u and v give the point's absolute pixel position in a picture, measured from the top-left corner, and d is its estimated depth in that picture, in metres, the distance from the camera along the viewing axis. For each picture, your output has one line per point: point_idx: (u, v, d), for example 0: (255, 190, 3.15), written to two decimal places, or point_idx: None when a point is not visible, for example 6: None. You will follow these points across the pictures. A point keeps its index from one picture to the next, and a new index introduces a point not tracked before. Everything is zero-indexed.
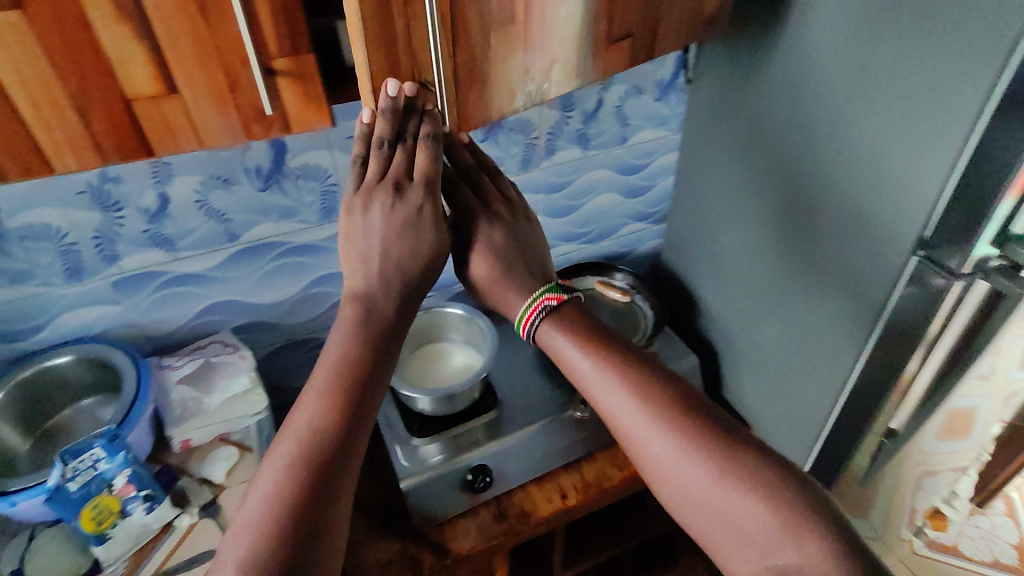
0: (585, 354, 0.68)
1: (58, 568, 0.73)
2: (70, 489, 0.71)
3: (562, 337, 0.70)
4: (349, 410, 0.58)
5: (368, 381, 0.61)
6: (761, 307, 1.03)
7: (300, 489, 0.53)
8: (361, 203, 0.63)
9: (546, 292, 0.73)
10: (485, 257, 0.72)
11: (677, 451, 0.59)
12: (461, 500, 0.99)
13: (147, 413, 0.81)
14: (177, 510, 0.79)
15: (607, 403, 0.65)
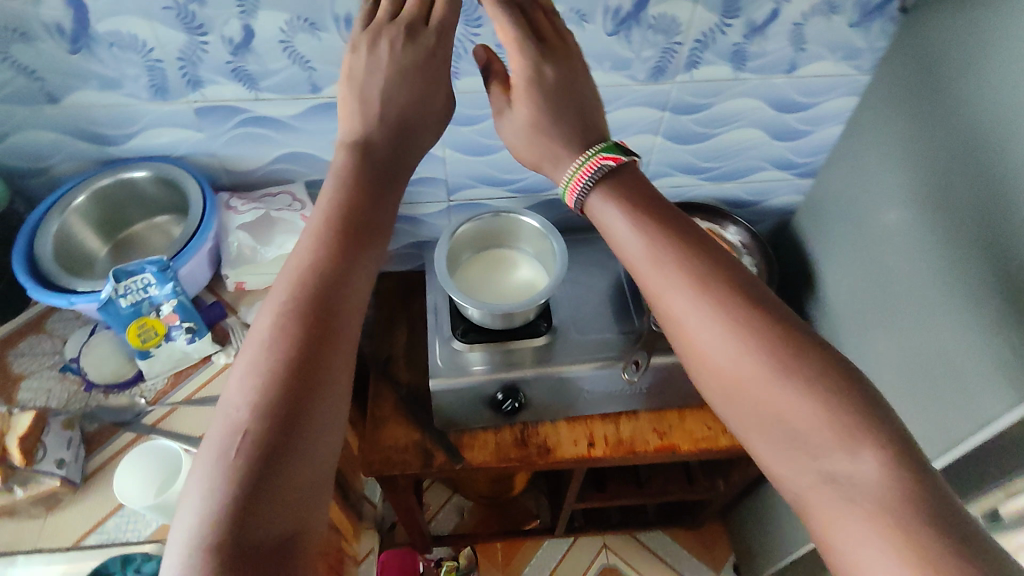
0: (641, 239, 0.54)
1: (107, 367, 0.81)
2: (120, 305, 0.74)
3: (610, 198, 0.56)
4: (334, 249, 0.51)
5: (370, 222, 0.54)
6: (896, 318, 0.84)
7: (293, 326, 0.46)
8: (368, 42, 0.59)
9: (599, 150, 0.58)
10: (525, 107, 0.62)
11: (735, 346, 0.48)
12: (488, 413, 1.00)
13: (204, 247, 0.82)
14: (216, 348, 0.84)
15: (659, 284, 0.52)
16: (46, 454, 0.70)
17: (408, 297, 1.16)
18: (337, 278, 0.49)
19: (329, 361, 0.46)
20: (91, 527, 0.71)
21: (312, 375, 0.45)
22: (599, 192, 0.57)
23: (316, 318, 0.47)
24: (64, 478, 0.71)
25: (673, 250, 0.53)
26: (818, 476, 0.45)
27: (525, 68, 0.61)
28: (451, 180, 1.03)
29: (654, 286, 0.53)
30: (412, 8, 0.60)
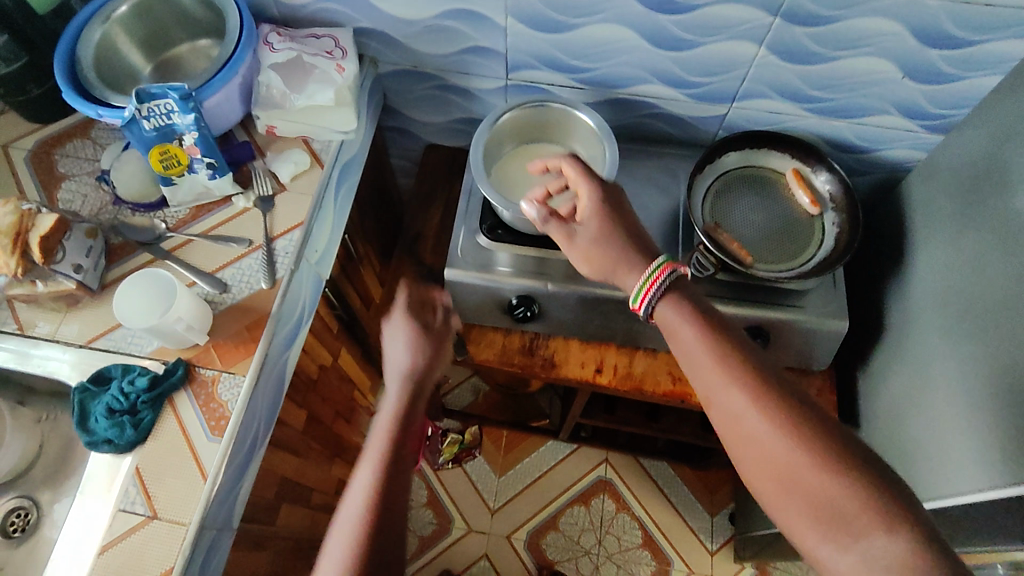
0: (701, 336, 0.63)
1: (135, 185, 0.83)
2: (144, 127, 0.74)
3: (676, 309, 0.66)
4: (397, 475, 0.65)
5: (406, 448, 0.69)
6: (995, 320, 0.72)
7: (371, 530, 0.61)
8: (394, 326, 0.82)
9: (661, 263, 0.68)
10: (594, 229, 0.71)
11: (777, 437, 0.56)
12: (500, 315, 0.97)
13: (234, 81, 0.79)
14: (236, 190, 0.84)
15: (713, 384, 0.61)
16: (64, 257, 0.73)
17: (451, 178, 1.11)
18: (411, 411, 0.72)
19: (393, 551, 0.61)
20: (102, 332, 0.76)
21: (402, 468, 0.67)
22: (665, 301, 0.66)
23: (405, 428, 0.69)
24: (80, 282, 0.75)
25: (726, 350, 0.62)
26: (854, 555, 0.51)
27: (601, 201, 0.72)
28: (511, 55, 0.92)
29: (708, 385, 0.61)
30: (439, 322, 0.85)
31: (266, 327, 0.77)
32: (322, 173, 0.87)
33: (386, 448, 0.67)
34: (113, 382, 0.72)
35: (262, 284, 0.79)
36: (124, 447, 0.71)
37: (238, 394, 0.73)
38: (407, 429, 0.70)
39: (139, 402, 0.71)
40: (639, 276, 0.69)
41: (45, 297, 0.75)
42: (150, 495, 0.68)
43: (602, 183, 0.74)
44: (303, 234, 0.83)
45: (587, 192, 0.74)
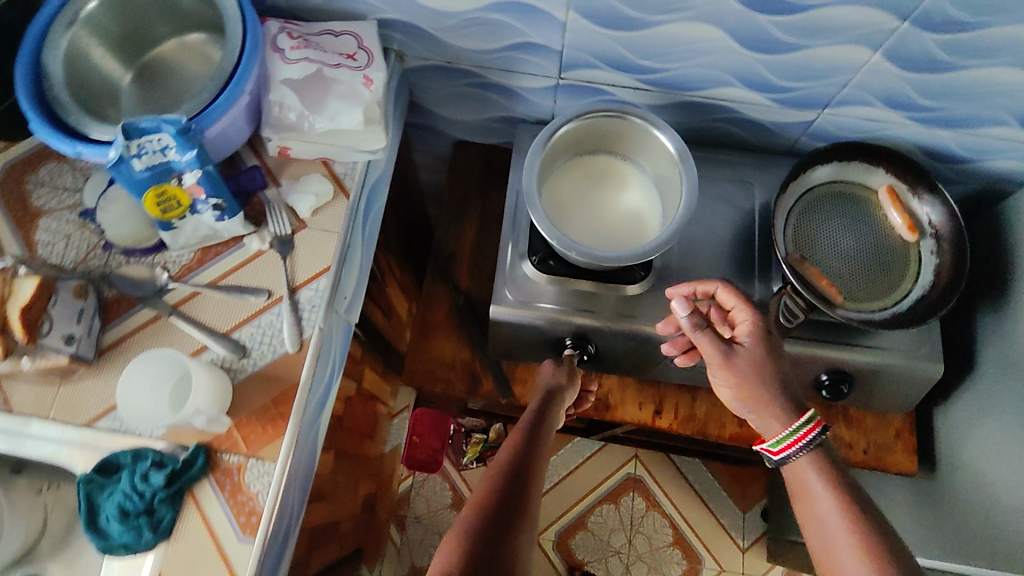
0: (838, 505, 0.62)
1: (126, 227, 0.69)
2: (135, 169, 0.60)
3: (815, 472, 0.65)
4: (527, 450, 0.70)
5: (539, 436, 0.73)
6: None
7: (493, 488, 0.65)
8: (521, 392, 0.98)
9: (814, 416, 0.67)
10: (752, 356, 0.69)
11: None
12: (550, 353, 0.87)
13: (240, 102, 0.64)
14: (248, 230, 0.71)
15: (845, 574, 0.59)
16: (52, 329, 0.61)
17: (485, 184, 0.98)
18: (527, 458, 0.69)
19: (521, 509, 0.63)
20: (105, 409, 0.66)
21: (539, 438, 0.73)
22: (809, 458, 0.66)
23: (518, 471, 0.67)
24: (73, 355, 0.63)
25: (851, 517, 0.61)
26: None
27: (762, 332, 0.70)
28: (566, 53, 0.76)
29: (838, 562, 0.60)
30: None
31: (296, 401, 0.66)
32: (348, 205, 0.73)
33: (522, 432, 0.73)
34: (123, 473, 0.63)
35: (288, 347, 0.68)
36: (142, 550, 0.61)
37: (268, 483, 0.64)
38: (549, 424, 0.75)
39: (156, 499, 0.62)
40: (783, 424, 0.68)
41: (31, 373, 0.63)
42: None
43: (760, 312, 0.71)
44: (331, 283, 0.71)
45: (745, 319, 0.71)
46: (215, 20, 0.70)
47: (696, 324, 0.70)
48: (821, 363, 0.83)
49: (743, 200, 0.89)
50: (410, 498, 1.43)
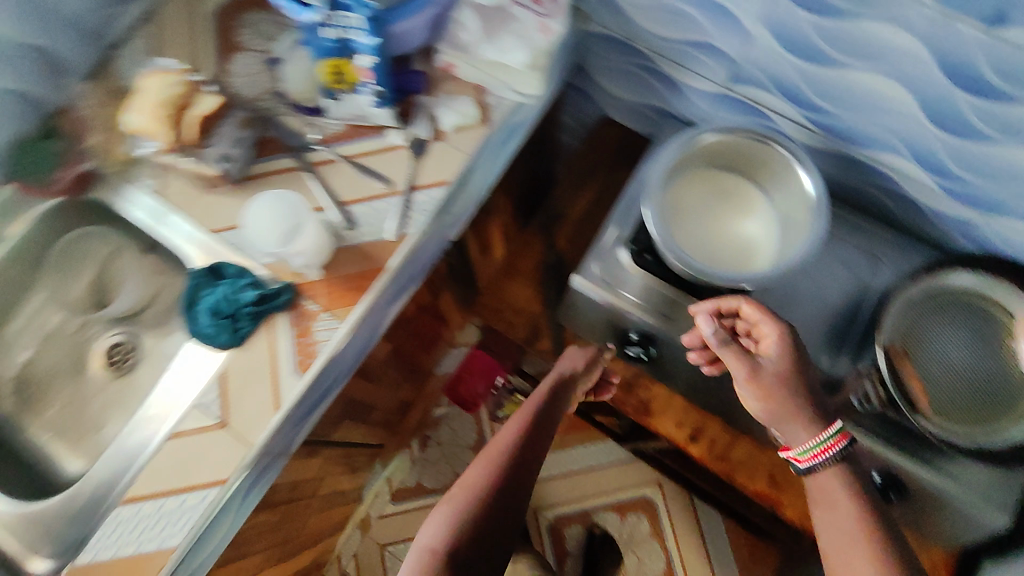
0: (857, 509, 0.67)
1: (301, 81, 0.78)
2: (324, 35, 0.70)
3: (831, 478, 0.70)
4: (530, 433, 0.80)
5: (541, 420, 0.83)
6: None
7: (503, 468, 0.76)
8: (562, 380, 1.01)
9: (842, 429, 0.69)
10: (778, 370, 0.69)
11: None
12: (613, 337, 0.89)
13: (429, 11, 0.72)
14: (393, 124, 0.78)
15: (848, 546, 0.66)
16: (216, 144, 0.74)
17: (614, 165, 1.00)
18: (530, 451, 0.79)
19: (514, 492, 0.75)
20: (228, 226, 0.75)
21: (543, 426, 0.82)
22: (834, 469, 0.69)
23: (524, 461, 0.78)
24: (222, 171, 0.75)
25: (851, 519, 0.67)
26: None
27: (786, 344, 0.69)
28: (742, 65, 0.77)
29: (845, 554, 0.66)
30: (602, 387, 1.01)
31: (377, 282, 0.73)
32: (485, 132, 0.78)
33: (531, 415, 0.82)
34: (223, 282, 0.73)
35: (388, 234, 0.75)
36: (218, 346, 0.73)
37: (332, 337, 0.72)
38: (555, 410, 0.85)
39: (243, 312, 0.71)
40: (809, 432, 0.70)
41: (185, 170, 0.76)
42: (227, 403, 0.69)
43: (786, 324, 0.69)
44: (444, 195, 0.77)
45: (770, 334, 0.69)
46: None
47: (722, 341, 0.69)
48: (875, 460, 0.80)
49: (865, 271, 0.84)
50: (439, 424, 1.51)
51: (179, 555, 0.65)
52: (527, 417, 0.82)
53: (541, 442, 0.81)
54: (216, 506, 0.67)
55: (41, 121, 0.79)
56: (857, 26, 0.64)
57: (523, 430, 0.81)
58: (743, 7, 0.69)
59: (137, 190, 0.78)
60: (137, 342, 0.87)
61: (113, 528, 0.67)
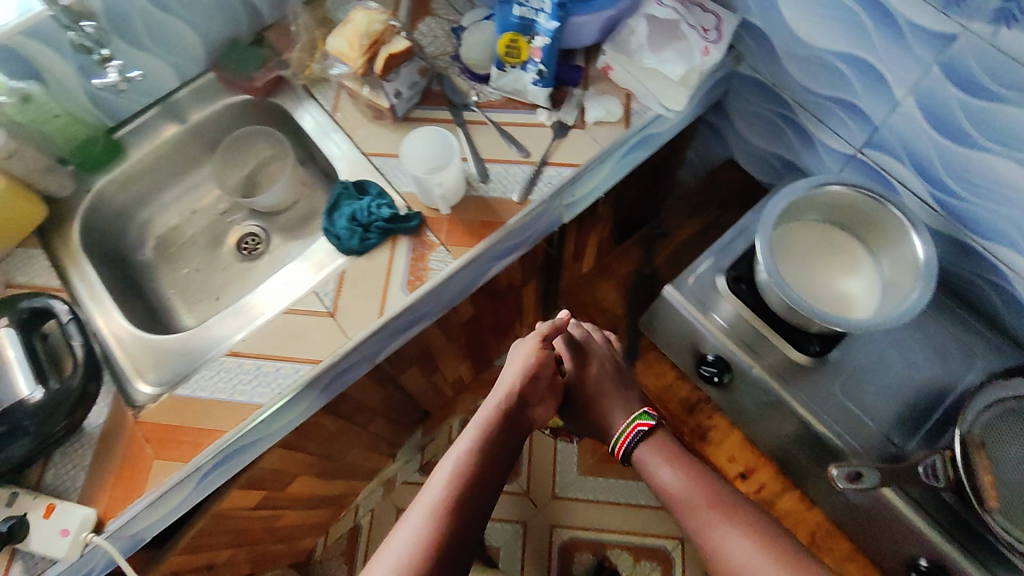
0: (661, 466, 0.76)
1: (474, 50, 0.89)
2: (513, 12, 0.79)
3: (655, 456, 0.77)
4: (491, 446, 0.73)
5: (505, 428, 0.76)
6: None
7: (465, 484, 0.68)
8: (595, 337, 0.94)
9: (637, 416, 0.80)
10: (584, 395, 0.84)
11: (744, 539, 0.66)
12: (686, 355, 0.90)
13: (607, 13, 0.81)
14: (546, 104, 0.86)
15: (679, 499, 0.72)
16: (394, 81, 0.83)
17: (728, 204, 1.03)
18: (492, 460, 0.72)
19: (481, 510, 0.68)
20: (382, 152, 0.87)
21: (505, 437, 0.75)
22: (641, 444, 0.78)
23: (485, 470, 0.70)
24: (392, 106, 0.85)
25: (678, 464, 0.76)
26: None
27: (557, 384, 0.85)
28: (880, 130, 0.80)
29: (676, 504, 0.73)
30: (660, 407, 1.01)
31: (494, 233, 0.81)
32: (623, 133, 0.85)
33: (486, 426, 0.75)
34: (367, 197, 0.83)
35: (513, 196, 0.83)
36: (344, 251, 0.81)
37: (443, 269, 0.79)
38: (513, 412, 0.77)
39: (375, 225, 0.80)
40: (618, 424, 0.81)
41: (363, 100, 0.86)
42: (340, 296, 0.78)
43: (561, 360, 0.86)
44: (571, 176, 0.83)
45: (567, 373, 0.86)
46: None
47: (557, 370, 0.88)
48: (927, 550, 0.76)
49: (957, 363, 0.82)
50: None
51: (263, 412, 0.73)
52: (475, 430, 0.74)
53: (506, 452, 0.75)
54: (304, 381, 0.74)
55: (256, 31, 0.95)
56: (1006, 110, 0.66)
57: (468, 453, 0.71)
58: (896, 73, 0.73)
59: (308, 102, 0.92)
60: (269, 235, 0.99)
61: (216, 373, 0.75)
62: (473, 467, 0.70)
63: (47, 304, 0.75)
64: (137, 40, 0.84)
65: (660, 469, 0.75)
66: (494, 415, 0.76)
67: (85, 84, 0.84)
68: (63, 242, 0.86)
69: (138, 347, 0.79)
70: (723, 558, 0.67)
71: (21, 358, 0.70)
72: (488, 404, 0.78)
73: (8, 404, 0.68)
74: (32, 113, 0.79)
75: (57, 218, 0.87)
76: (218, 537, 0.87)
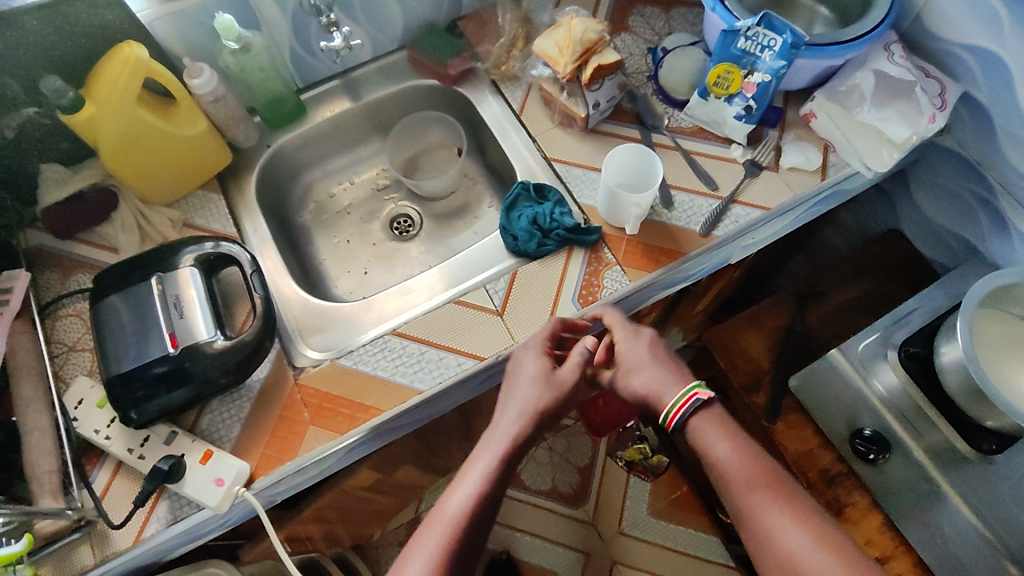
0: (721, 435, 0.61)
1: (674, 75, 0.87)
2: (736, 44, 0.77)
3: (715, 425, 0.62)
4: (503, 473, 0.62)
5: (517, 448, 0.63)
6: None
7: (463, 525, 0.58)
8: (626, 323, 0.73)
9: (694, 386, 0.64)
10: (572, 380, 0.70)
11: (812, 544, 0.54)
12: (835, 422, 0.85)
13: (832, 60, 0.78)
14: (742, 141, 0.84)
15: (736, 478, 0.59)
16: (596, 91, 0.82)
17: (889, 276, 0.98)
18: (493, 490, 0.61)
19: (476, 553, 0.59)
20: (564, 159, 0.85)
21: (517, 458, 0.64)
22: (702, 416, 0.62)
23: (492, 501, 0.60)
24: (587, 116, 0.83)
25: (721, 434, 0.61)
26: None
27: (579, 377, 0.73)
28: None
29: (729, 485, 0.59)
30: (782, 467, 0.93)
31: (675, 261, 0.78)
32: (819, 184, 0.82)
33: (505, 446, 0.63)
34: (548, 203, 0.82)
35: (696, 228, 0.80)
36: (516, 251, 0.81)
37: (617, 289, 0.77)
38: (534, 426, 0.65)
39: (555, 232, 0.79)
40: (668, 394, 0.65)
41: (557, 105, 0.85)
42: (509, 297, 0.77)
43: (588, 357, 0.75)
44: (760, 218, 0.80)
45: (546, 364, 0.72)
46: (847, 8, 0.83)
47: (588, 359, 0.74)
48: None
49: None
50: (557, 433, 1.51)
51: (421, 399, 0.72)
52: (496, 451, 0.63)
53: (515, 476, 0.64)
54: (465, 376, 0.73)
55: (452, 19, 0.95)
56: None
57: (481, 483, 0.60)
58: None
59: (494, 97, 0.91)
60: (422, 219, 1.00)
61: (380, 351, 0.75)
62: (480, 513, 0.59)
63: (230, 252, 0.75)
64: (350, 9, 0.85)
65: (711, 441, 0.61)
66: (520, 429, 0.64)
67: (293, 43, 0.85)
68: (240, 192, 0.87)
69: (303, 312, 0.80)
70: (781, 556, 0.55)
71: (202, 302, 0.71)
72: (508, 420, 0.65)
73: (186, 344, 0.68)
74: (243, 61, 0.80)
75: (237, 167, 0.88)
76: (326, 511, 0.86)
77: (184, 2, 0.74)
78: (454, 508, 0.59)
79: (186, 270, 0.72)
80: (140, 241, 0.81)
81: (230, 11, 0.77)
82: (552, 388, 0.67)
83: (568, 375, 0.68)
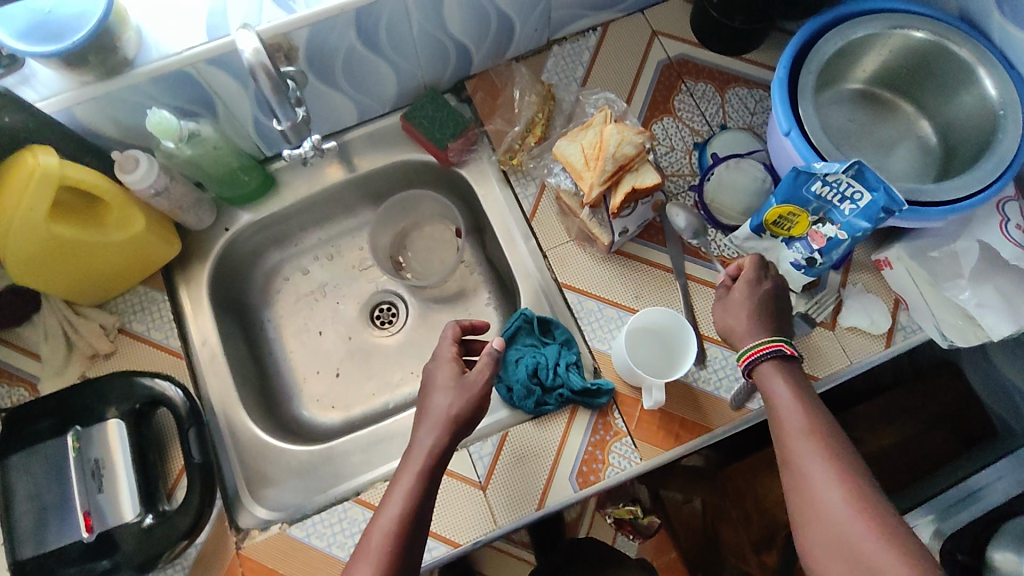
0: (788, 390, 0.55)
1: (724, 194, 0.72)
2: (810, 187, 0.60)
3: (785, 380, 0.55)
4: (427, 482, 0.54)
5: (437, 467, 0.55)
6: None
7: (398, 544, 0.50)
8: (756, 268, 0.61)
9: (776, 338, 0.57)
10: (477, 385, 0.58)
11: (842, 499, 0.48)
12: None
13: (928, 221, 0.61)
14: (796, 288, 0.68)
15: (788, 429, 0.53)
16: (625, 217, 0.66)
17: (936, 422, 0.84)
18: (423, 508, 0.53)
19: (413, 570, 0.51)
20: (577, 287, 0.70)
21: (434, 478, 0.54)
22: (774, 366, 0.55)
23: (417, 519, 0.52)
24: (612, 243, 0.68)
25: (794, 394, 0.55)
26: None
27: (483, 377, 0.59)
28: None
29: (782, 443, 0.53)
30: None
31: (697, 438, 0.65)
32: (880, 353, 0.67)
33: (430, 464, 0.54)
34: (553, 345, 0.69)
35: (726, 397, 0.66)
36: (511, 404, 0.69)
37: (624, 468, 0.65)
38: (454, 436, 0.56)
39: (559, 391, 0.67)
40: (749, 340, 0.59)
41: (576, 221, 0.71)
42: (496, 466, 0.65)
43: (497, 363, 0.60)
44: None
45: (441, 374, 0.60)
46: (957, 138, 0.66)
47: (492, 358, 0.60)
48: None
49: None
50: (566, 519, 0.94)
51: None
52: (419, 463, 0.54)
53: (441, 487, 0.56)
54: (435, 563, 0.63)
55: (457, 78, 0.78)
56: None
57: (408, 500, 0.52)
58: None
59: (502, 188, 0.76)
60: (409, 309, 0.85)
61: (337, 522, 0.63)
62: (420, 518, 0.53)
63: (161, 394, 0.64)
64: (326, 77, 0.68)
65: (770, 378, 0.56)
66: (441, 441, 0.55)
67: (258, 115, 0.69)
68: (191, 288, 0.73)
69: (256, 453, 0.69)
70: (812, 520, 0.49)
71: (127, 465, 0.61)
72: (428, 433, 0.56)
73: (106, 527, 0.59)
74: (190, 151, 0.64)
75: (188, 253, 0.74)
76: None
77: (110, 85, 0.58)
78: (382, 531, 0.51)
79: (111, 422, 0.62)
80: (65, 353, 0.68)
81: (173, 90, 0.61)
82: (465, 393, 0.57)
83: (478, 378, 0.58)
